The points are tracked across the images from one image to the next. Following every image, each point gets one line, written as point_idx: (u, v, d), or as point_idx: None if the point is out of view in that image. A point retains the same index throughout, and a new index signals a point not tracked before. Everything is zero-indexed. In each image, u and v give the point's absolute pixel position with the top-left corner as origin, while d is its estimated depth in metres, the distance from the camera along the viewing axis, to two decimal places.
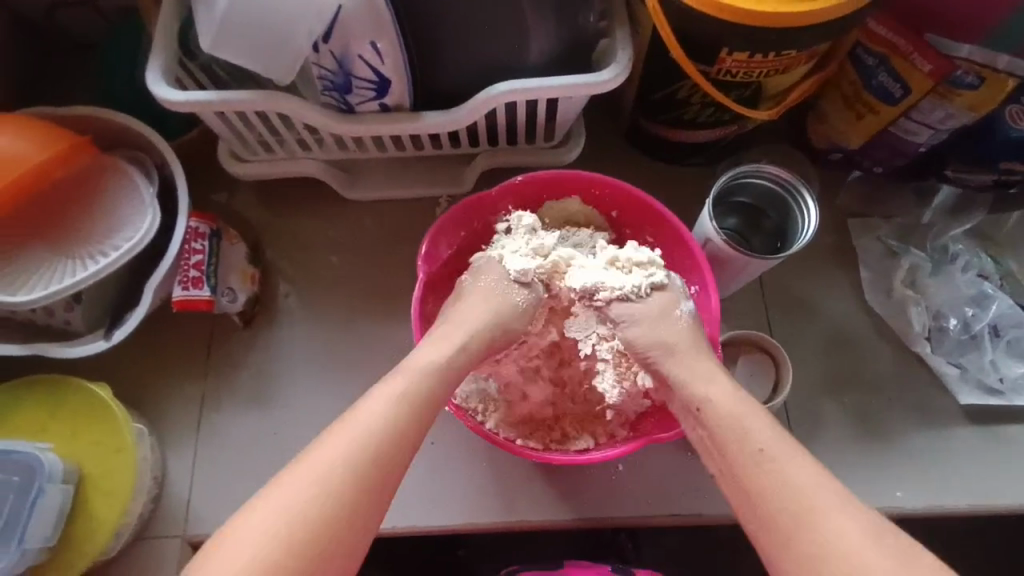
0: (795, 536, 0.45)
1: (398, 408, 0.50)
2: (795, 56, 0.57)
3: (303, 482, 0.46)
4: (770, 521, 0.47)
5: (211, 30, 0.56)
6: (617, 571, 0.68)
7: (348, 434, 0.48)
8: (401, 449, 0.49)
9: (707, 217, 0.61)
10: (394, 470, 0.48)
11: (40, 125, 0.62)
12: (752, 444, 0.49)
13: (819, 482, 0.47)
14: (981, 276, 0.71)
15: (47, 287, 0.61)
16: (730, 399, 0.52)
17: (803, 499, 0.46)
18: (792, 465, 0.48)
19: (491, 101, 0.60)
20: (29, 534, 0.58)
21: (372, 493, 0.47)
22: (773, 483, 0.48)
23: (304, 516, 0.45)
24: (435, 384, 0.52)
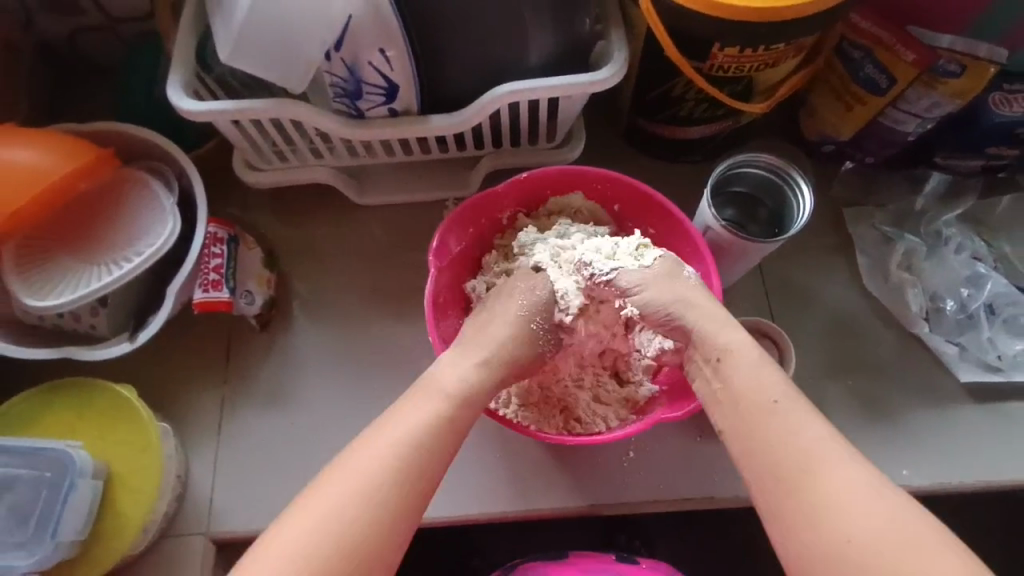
0: (802, 486, 0.47)
1: (427, 424, 0.52)
2: (782, 50, 0.60)
3: (337, 495, 0.48)
4: (778, 472, 0.49)
5: (230, 43, 0.60)
6: (621, 560, 0.70)
7: (376, 449, 0.50)
8: (427, 459, 0.51)
9: (706, 206, 0.64)
10: (423, 484, 0.50)
11: (67, 138, 0.65)
12: (765, 397, 0.51)
13: (829, 439, 0.49)
14: (975, 257, 0.73)
15: (74, 292, 0.64)
16: (747, 348, 0.54)
17: (812, 452, 0.48)
18: (805, 421, 0.50)
19: (494, 103, 0.63)
20: (61, 528, 0.59)
21: (402, 509, 0.49)
22: (784, 434, 0.50)
23: (341, 526, 0.47)
24: (461, 400, 0.54)
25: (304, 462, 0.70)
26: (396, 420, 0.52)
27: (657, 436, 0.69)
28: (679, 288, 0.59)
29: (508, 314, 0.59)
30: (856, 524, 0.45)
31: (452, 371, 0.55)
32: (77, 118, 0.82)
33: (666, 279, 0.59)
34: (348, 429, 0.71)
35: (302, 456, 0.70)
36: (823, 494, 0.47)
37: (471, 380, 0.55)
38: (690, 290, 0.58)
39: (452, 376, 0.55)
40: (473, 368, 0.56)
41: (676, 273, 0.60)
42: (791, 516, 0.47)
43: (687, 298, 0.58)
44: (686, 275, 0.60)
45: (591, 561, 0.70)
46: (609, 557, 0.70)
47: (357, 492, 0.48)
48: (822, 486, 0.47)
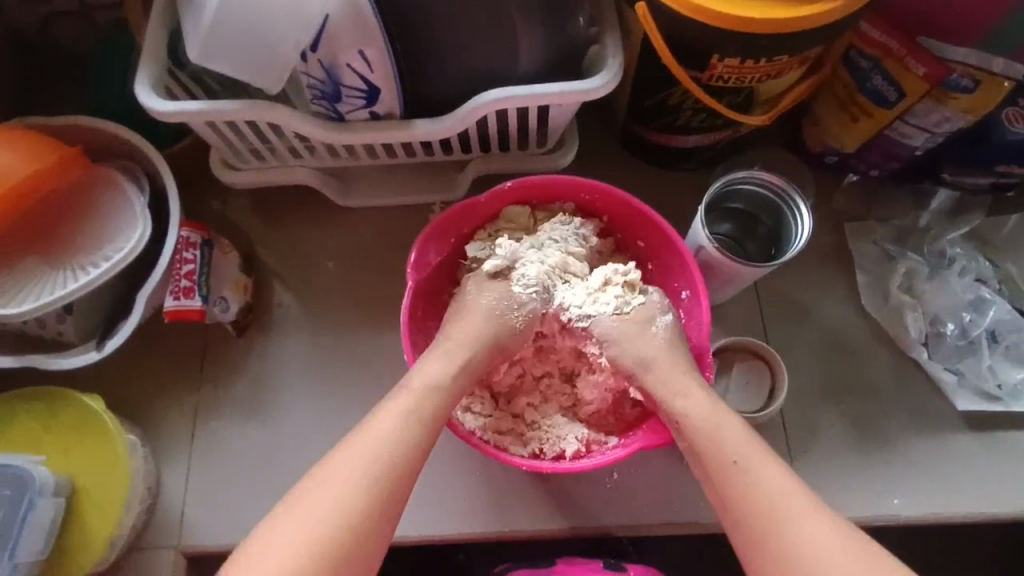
0: (767, 543, 0.49)
1: (408, 425, 0.53)
2: (786, 62, 0.57)
3: (317, 497, 0.49)
4: (746, 527, 0.50)
5: (199, 40, 0.56)
6: (609, 566, 0.68)
7: (356, 450, 0.51)
8: (408, 456, 0.52)
9: (700, 225, 0.61)
10: (401, 483, 0.51)
11: (31, 136, 0.62)
12: (725, 457, 0.52)
13: (786, 494, 0.49)
14: (979, 280, 0.71)
15: (38, 299, 0.61)
16: (707, 411, 0.54)
17: (774, 507, 0.49)
18: (762, 477, 0.50)
19: (478, 111, 0.59)
20: (21, 547, 0.58)
21: (380, 511, 0.49)
22: (746, 491, 0.50)
23: (326, 525, 0.48)
24: (439, 400, 0.55)
25: (281, 474, 0.68)
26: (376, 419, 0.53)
27: (641, 458, 0.67)
28: (649, 341, 0.58)
29: (482, 312, 0.58)
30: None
31: (428, 373, 0.55)
32: (48, 109, 0.78)
33: (634, 337, 0.58)
34: (325, 443, 0.69)
35: (276, 468, 0.68)
36: (790, 549, 0.48)
37: (446, 382, 0.55)
38: (656, 345, 0.57)
39: (432, 377, 0.55)
40: (449, 369, 0.56)
41: (645, 322, 0.58)
42: (766, 574, 0.48)
43: (650, 358, 0.57)
44: (656, 327, 0.58)
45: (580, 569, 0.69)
46: (597, 565, 0.68)
47: (342, 492, 0.49)
48: (787, 543, 0.48)
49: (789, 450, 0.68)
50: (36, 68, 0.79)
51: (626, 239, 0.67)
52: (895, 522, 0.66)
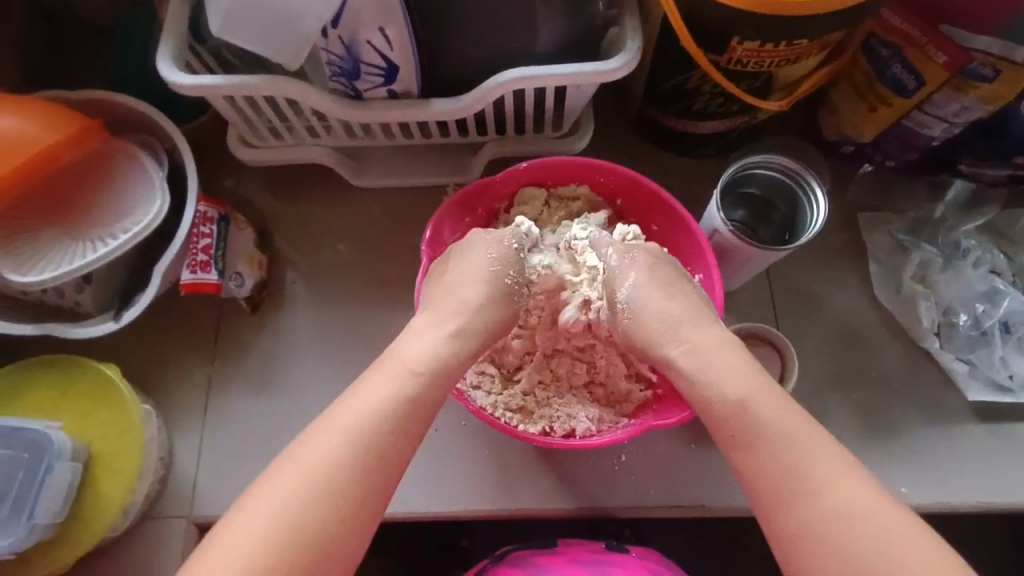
0: (779, 512, 0.47)
1: (384, 406, 0.50)
2: (807, 46, 0.57)
3: (287, 482, 0.47)
4: (758, 497, 0.49)
5: (221, 14, 0.56)
6: (611, 548, 0.67)
7: (331, 431, 0.49)
8: (394, 432, 0.50)
9: (715, 209, 0.61)
10: (386, 461, 0.49)
11: (53, 107, 0.62)
12: (725, 429, 0.51)
13: (798, 453, 0.48)
14: (994, 272, 0.70)
15: (58, 268, 0.62)
16: (720, 348, 0.54)
17: (784, 475, 0.48)
18: (771, 438, 0.49)
19: (497, 90, 0.59)
20: (39, 509, 0.59)
21: (359, 495, 0.47)
22: (755, 460, 0.49)
23: (302, 503, 0.46)
24: (424, 379, 0.53)
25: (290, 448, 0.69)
26: (360, 392, 0.51)
27: (650, 440, 0.67)
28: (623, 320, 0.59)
29: (479, 283, 0.58)
30: (843, 543, 0.45)
31: (417, 344, 0.55)
32: (68, 83, 0.79)
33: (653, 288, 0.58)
34: None
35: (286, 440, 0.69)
36: (802, 518, 0.46)
37: (436, 352, 0.54)
38: (633, 318, 0.58)
39: (421, 348, 0.54)
40: (443, 342, 0.55)
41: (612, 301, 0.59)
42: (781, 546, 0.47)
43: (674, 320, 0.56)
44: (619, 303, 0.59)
45: (580, 551, 0.67)
46: (598, 546, 0.68)
47: (320, 468, 0.47)
48: (804, 509, 0.46)
49: None
50: (57, 42, 0.80)
51: (640, 224, 0.68)
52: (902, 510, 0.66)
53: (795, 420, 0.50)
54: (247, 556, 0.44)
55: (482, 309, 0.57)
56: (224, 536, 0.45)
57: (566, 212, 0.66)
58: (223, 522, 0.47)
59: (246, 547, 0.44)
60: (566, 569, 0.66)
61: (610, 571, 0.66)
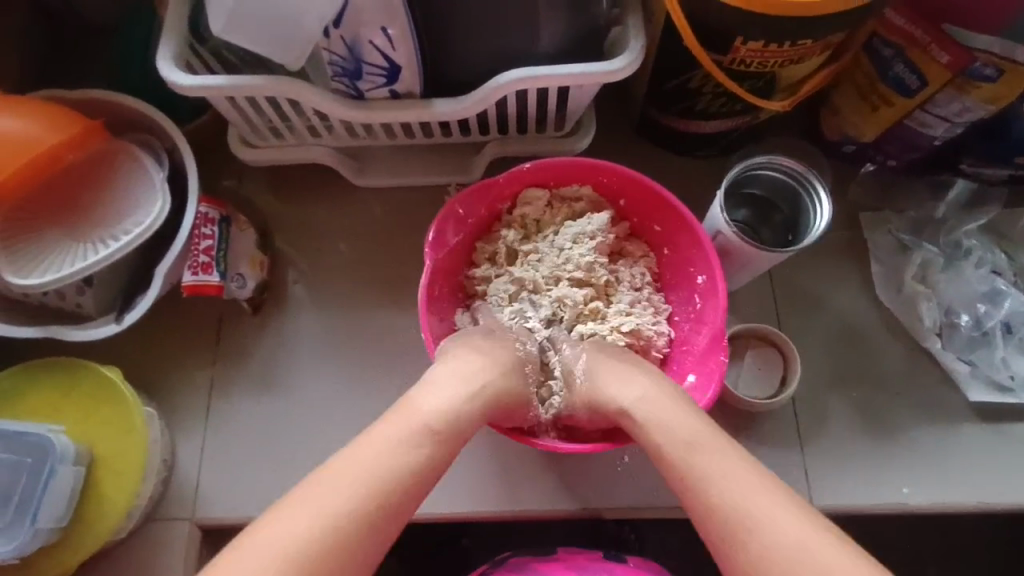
0: (735, 551, 0.47)
1: (394, 468, 0.48)
2: (810, 46, 0.56)
3: (281, 538, 0.44)
4: (717, 539, 0.48)
5: (222, 13, 0.56)
6: (611, 558, 0.67)
7: (338, 486, 0.47)
8: (419, 473, 0.49)
9: (719, 210, 0.61)
10: (407, 500, 0.48)
11: (53, 108, 0.62)
12: (675, 471, 0.51)
13: (747, 492, 0.48)
14: (995, 272, 0.70)
15: (60, 270, 0.61)
16: (669, 408, 0.53)
17: (733, 511, 0.47)
18: (717, 481, 0.49)
19: (501, 89, 0.59)
20: (43, 512, 0.58)
21: (350, 564, 0.45)
22: (706, 500, 0.49)
23: (287, 569, 0.43)
24: (439, 443, 0.51)
25: (293, 451, 0.69)
26: (390, 426, 0.50)
27: None
28: (579, 395, 0.58)
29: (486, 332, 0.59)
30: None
31: (434, 396, 0.53)
32: (67, 82, 0.78)
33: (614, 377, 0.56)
34: (338, 421, 0.70)
35: (288, 442, 0.69)
36: (758, 552, 0.46)
37: (457, 408, 0.52)
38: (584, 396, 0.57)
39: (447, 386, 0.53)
40: (468, 380, 0.54)
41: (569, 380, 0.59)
42: None
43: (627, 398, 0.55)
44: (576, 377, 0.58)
45: (581, 559, 0.67)
46: (598, 556, 0.68)
47: (348, 496, 0.46)
48: (755, 542, 0.46)
49: (799, 436, 0.68)
50: (55, 41, 0.79)
51: (641, 225, 0.68)
52: (904, 510, 0.66)
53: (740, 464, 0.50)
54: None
55: (495, 357, 0.57)
56: None
57: (568, 213, 0.66)
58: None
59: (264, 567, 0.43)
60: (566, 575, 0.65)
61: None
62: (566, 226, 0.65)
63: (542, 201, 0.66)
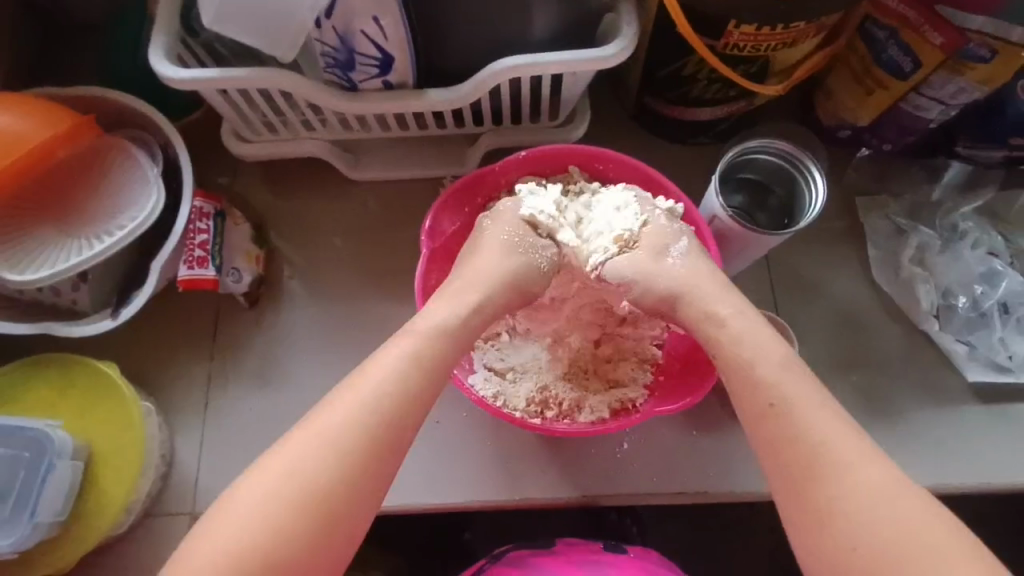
0: (809, 488, 0.47)
1: (389, 382, 0.50)
2: (802, 29, 0.56)
3: (288, 459, 0.47)
4: (789, 469, 0.48)
5: (213, 5, 0.56)
6: (609, 548, 0.67)
7: (340, 406, 0.49)
8: (397, 422, 0.49)
9: (714, 194, 0.61)
10: (407, 413, 0.50)
11: (45, 105, 0.62)
12: (763, 400, 0.50)
13: (845, 443, 0.48)
14: (991, 253, 0.70)
15: (54, 266, 0.61)
16: (758, 337, 0.53)
17: (824, 454, 0.47)
18: (814, 420, 0.49)
19: (494, 77, 0.59)
20: (41, 508, 0.58)
21: (360, 473, 0.47)
22: (795, 435, 0.48)
23: (294, 489, 0.46)
24: (434, 350, 0.53)
25: None
26: (368, 371, 0.51)
27: (650, 428, 0.67)
28: (673, 277, 0.57)
29: (497, 251, 0.58)
30: (863, 519, 0.45)
31: (437, 313, 0.55)
32: (58, 82, 0.78)
33: (652, 269, 0.57)
34: None
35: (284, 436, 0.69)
36: (833, 495, 0.46)
37: (453, 321, 0.54)
38: (686, 275, 0.56)
39: (428, 327, 0.54)
40: (447, 312, 0.55)
41: (657, 254, 0.58)
42: (806, 524, 0.47)
43: (681, 286, 0.56)
44: (672, 257, 0.57)
45: (579, 551, 0.66)
46: (597, 547, 0.67)
47: (319, 459, 0.47)
48: (835, 486, 0.46)
49: None
50: (46, 39, 0.79)
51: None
52: None
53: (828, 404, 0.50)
54: (240, 542, 0.44)
55: (496, 285, 0.57)
56: (223, 519, 0.45)
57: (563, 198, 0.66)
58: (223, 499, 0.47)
59: (243, 535, 0.44)
60: (566, 569, 0.64)
61: (608, 572, 0.64)
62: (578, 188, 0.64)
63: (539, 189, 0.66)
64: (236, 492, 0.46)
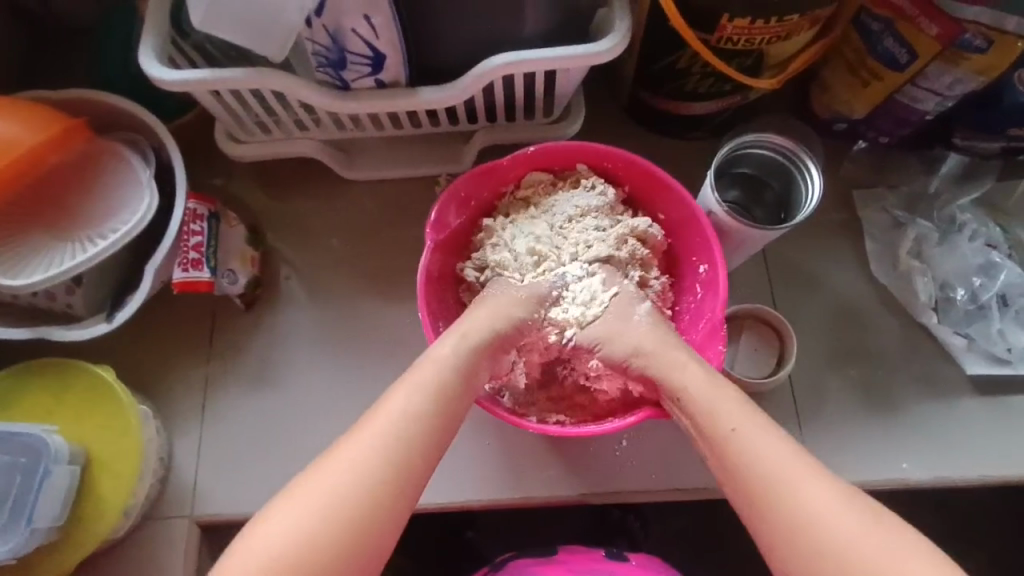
0: (771, 511, 0.48)
1: (393, 438, 0.49)
2: (796, 22, 0.56)
3: (289, 516, 0.46)
4: (751, 491, 0.49)
5: (202, 6, 0.55)
6: (612, 556, 0.67)
7: (344, 461, 0.48)
8: (404, 477, 0.48)
9: (710, 188, 0.61)
10: (421, 467, 0.49)
11: (35, 109, 0.61)
12: (724, 425, 0.51)
13: (794, 460, 0.49)
14: (989, 245, 0.70)
15: (47, 270, 0.61)
16: (706, 385, 0.53)
17: (776, 474, 0.48)
18: (764, 444, 0.49)
19: (486, 75, 0.59)
20: (38, 514, 0.58)
21: (368, 535, 0.46)
22: (748, 461, 0.49)
23: (296, 554, 0.45)
24: (445, 397, 0.52)
25: (290, 448, 0.68)
26: (373, 420, 0.50)
27: (650, 426, 0.67)
28: (633, 332, 0.57)
29: (497, 306, 0.58)
30: (823, 535, 0.46)
31: (438, 359, 0.53)
32: (49, 85, 0.78)
33: (617, 324, 0.58)
34: (337, 416, 0.69)
35: (280, 440, 0.68)
36: (794, 512, 0.47)
37: (462, 364, 0.54)
38: (643, 333, 0.57)
39: (435, 367, 0.53)
40: (458, 345, 0.54)
41: (625, 315, 0.59)
42: (774, 545, 0.47)
43: (642, 344, 0.57)
44: (637, 316, 0.59)
45: (582, 559, 0.66)
46: (598, 555, 0.67)
47: (318, 521, 0.46)
48: (792, 505, 0.47)
49: (797, 415, 0.68)
50: (37, 41, 0.78)
51: (648, 212, 0.67)
52: (904, 486, 0.66)
53: (779, 431, 0.51)
54: None
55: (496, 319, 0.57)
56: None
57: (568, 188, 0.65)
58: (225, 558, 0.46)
59: None
60: None
61: None
62: (571, 195, 0.64)
63: (546, 184, 0.66)
64: (237, 549, 0.46)
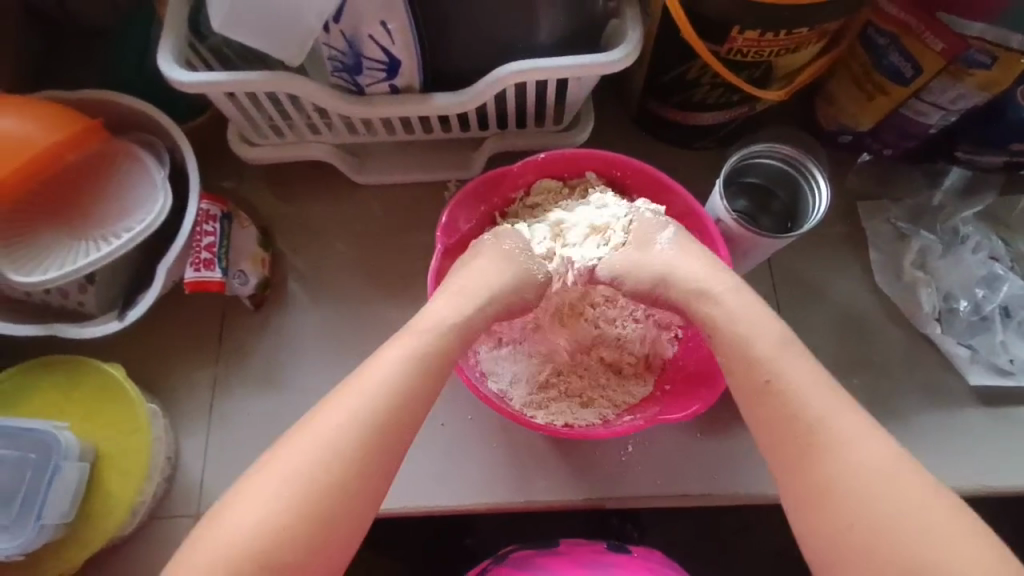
0: (804, 462, 0.48)
1: (382, 390, 0.50)
2: (804, 35, 0.57)
3: (291, 455, 0.48)
4: (785, 441, 0.49)
5: (223, 10, 0.56)
6: (613, 548, 0.67)
7: (336, 412, 0.49)
8: (392, 429, 0.50)
9: (719, 196, 0.62)
10: (410, 415, 0.51)
11: (54, 108, 0.62)
12: (759, 376, 0.52)
13: (839, 414, 0.49)
14: (992, 257, 0.71)
15: (61, 268, 0.61)
16: (747, 318, 0.54)
17: (814, 427, 0.49)
18: (808, 395, 0.50)
19: (500, 82, 0.59)
20: (48, 509, 0.58)
21: (356, 485, 0.48)
22: (786, 409, 0.50)
23: (288, 500, 0.46)
24: (435, 352, 0.53)
25: None
26: (365, 376, 0.51)
27: (655, 431, 0.67)
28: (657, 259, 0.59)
29: (494, 260, 0.59)
30: (854, 494, 0.46)
31: (433, 316, 0.55)
32: (63, 87, 0.78)
33: (637, 253, 0.60)
34: None
35: None
36: (828, 467, 0.47)
37: (455, 322, 0.55)
38: (668, 256, 0.58)
39: (424, 329, 0.54)
40: (452, 309, 0.56)
41: (645, 243, 0.60)
42: (801, 496, 0.48)
43: (669, 266, 0.58)
44: (658, 244, 0.59)
45: (584, 552, 0.66)
46: (600, 547, 0.67)
47: (312, 467, 0.47)
48: (828, 460, 0.47)
49: None
50: (52, 43, 0.79)
51: None
52: None
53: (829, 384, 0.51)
54: (240, 540, 0.45)
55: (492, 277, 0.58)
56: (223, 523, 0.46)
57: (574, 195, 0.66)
58: (212, 514, 0.48)
59: (234, 537, 0.45)
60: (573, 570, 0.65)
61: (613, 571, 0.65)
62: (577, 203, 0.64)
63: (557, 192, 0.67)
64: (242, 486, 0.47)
